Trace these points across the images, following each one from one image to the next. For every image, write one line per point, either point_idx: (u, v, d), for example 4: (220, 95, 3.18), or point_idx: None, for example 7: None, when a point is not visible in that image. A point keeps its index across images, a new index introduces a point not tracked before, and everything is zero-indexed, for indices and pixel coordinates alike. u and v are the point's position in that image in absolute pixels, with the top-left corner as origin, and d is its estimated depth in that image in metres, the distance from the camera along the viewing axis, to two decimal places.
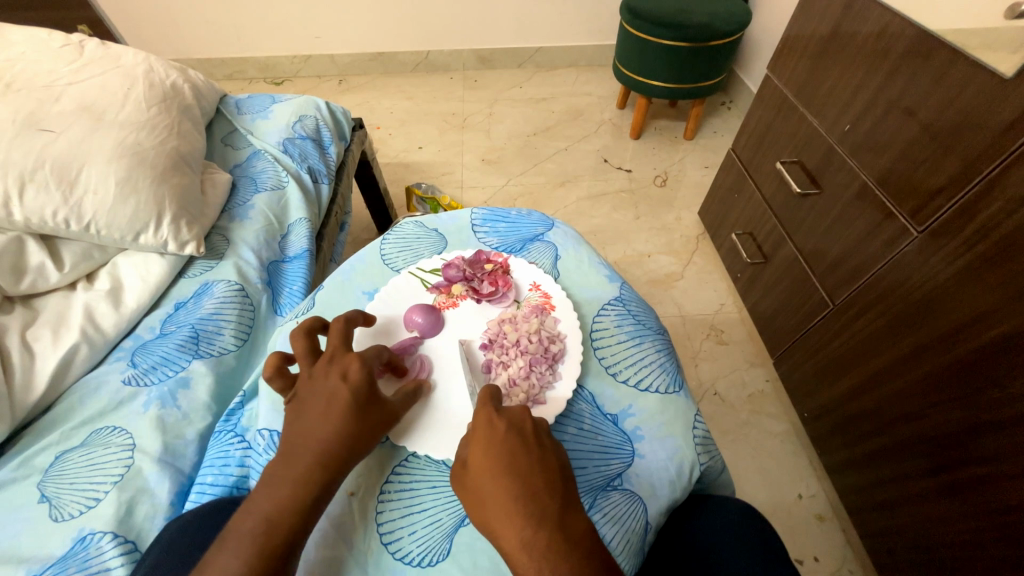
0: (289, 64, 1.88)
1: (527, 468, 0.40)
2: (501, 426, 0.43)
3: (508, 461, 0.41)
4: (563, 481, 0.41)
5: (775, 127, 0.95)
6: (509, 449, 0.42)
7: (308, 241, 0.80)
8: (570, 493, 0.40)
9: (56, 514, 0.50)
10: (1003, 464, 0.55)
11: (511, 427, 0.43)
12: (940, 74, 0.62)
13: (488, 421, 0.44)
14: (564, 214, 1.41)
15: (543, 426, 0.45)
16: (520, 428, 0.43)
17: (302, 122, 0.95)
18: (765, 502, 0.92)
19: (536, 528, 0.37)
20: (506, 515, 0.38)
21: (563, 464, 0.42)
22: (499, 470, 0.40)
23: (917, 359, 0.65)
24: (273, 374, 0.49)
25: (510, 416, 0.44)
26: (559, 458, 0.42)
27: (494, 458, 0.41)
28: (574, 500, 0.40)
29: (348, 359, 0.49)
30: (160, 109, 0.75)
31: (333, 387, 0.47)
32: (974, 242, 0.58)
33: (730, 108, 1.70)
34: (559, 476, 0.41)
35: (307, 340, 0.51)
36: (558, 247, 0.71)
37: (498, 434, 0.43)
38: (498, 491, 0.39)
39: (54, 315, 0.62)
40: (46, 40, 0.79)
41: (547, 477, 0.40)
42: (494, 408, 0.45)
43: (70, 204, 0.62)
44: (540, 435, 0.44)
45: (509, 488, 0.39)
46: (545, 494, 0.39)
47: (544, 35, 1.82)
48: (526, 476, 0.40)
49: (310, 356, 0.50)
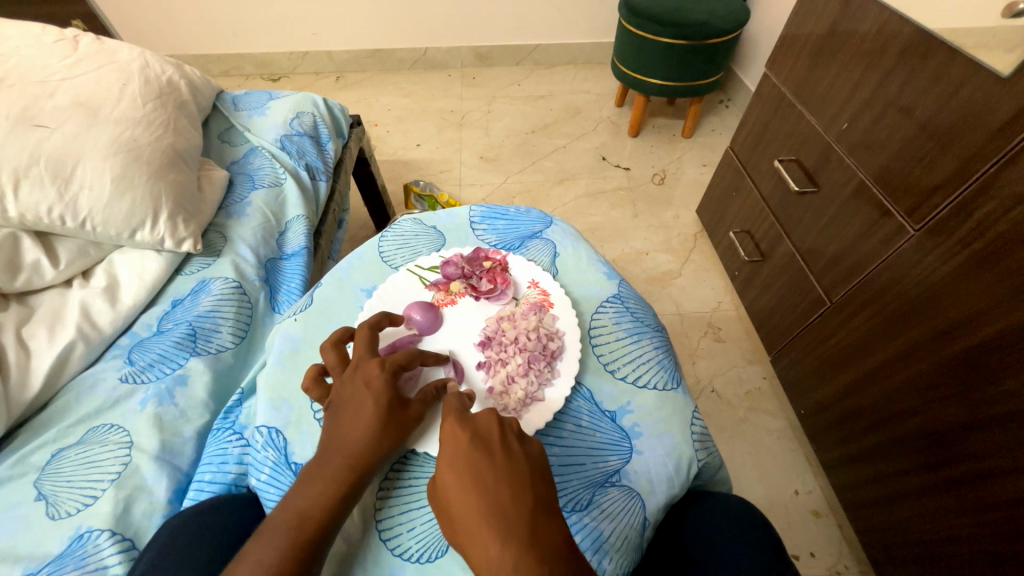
0: (286, 60, 1.87)
1: (491, 477, 0.39)
2: (464, 435, 0.42)
3: (471, 475, 0.40)
4: (533, 490, 0.39)
5: (773, 125, 0.95)
6: (473, 461, 0.40)
7: (306, 238, 0.80)
8: (542, 499, 0.39)
9: (52, 512, 0.50)
10: (997, 459, 0.56)
11: (475, 436, 0.42)
12: (937, 73, 0.62)
13: (451, 430, 0.43)
14: (562, 212, 1.41)
15: (512, 430, 0.43)
16: (485, 436, 0.42)
17: (300, 118, 0.94)
18: (762, 498, 0.92)
19: (502, 547, 0.35)
20: (474, 537, 0.37)
21: (533, 469, 0.40)
22: (465, 485, 0.39)
23: (914, 356, 0.66)
24: (312, 383, 0.50)
25: (474, 424, 0.43)
26: (529, 463, 0.41)
27: (458, 472, 0.40)
28: (546, 508, 0.38)
29: (370, 366, 0.49)
30: (156, 105, 0.75)
31: (353, 393, 0.48)
32: (969, 240, 0.58)
33: (728, 107, 1.70)
34: (529, 482, 0.39)
35: (337, 350, 0.51)
36: (556, 245, 0.71)
37: (462, 444, 0.42)
38: (467, 509, 0.38)
39: (50, 312, 0.62)
40: (40, 35, 0.78)
41: (514, 488, 0.38)
42: (457, 416, 0.44)
43: (66, 200, 0.62)
44: (505, 439, 0.42)
45: (477, 505, 0.38)
46: (512, 506, 0.37)
47: (543, 32, 1.82)
48: (493, 488, 0.38)
49: (340, 365, 0.51)
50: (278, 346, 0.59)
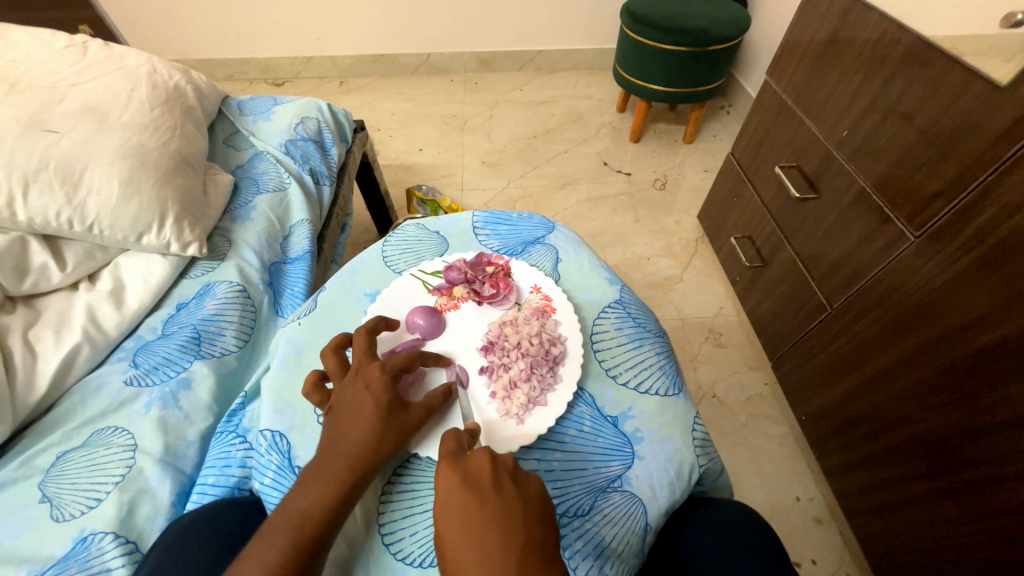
0: (290, 65, 1.88)
1: (480, 521, 0.38)
2: (456, 477, 0.41)
3: (462, 518, 0.38)
4: (524, 533, 0.37)
5: (774, 132, 0.96)
6: (463, 502, 0.39)
7: (309, 242, 0.80)
8: (534, 541, 0.37)
9: (57, 514, 0.50)
10: (999, 465, 0.56)
11: (466, 479, 0.41)
12: (937, 81, 0.62)
13: (443, 475, 0.41)
14: (563, 217, 1.42)
15: (504, 467, 0.41)
16: (476, 477, 0.41)
17: (304, 123, 0.95)
18: (763, 504, 0.92)
19: None
20: None
21: (525, 507, 0.39)
22: (456, 529, 0.38)
23: (915, 363, 0.66)
24: (312, 389, 0.50)
25: (466, 466, 0.42)
26: (521, 502, 0.39)
27: (449, 515, 0.39)
28: (538, 551, 0.37)
29: (371, 369, 0.49)
30: (163, 110, 0.76)
31: (354, 395, 0.48)
32: (970, 247, 0.59)
33: (729, 112, 1.71)
34: (521, 523, 0.38)
35: (337, 357, 0.52)
36: (558, 251, 0.71)
37: (453, 486, 0.40)
38: (458, 554, 0.37)
39: (56, 315, 0.62)
40: (49, 41, 0.79)
41: (503, 530, 0.37)
42: (450, 455, 0.43)
43: (73, 204, 0.63)
44: (497, 476, 0.41)
45: (469, 551, 0.37)
46: (502, 551, 0.36)
47: (545, 38, 1.83)
48: (482, 531, 0.37)
49: (341, 370, 0.51)
50: (283, 350, 0.60)
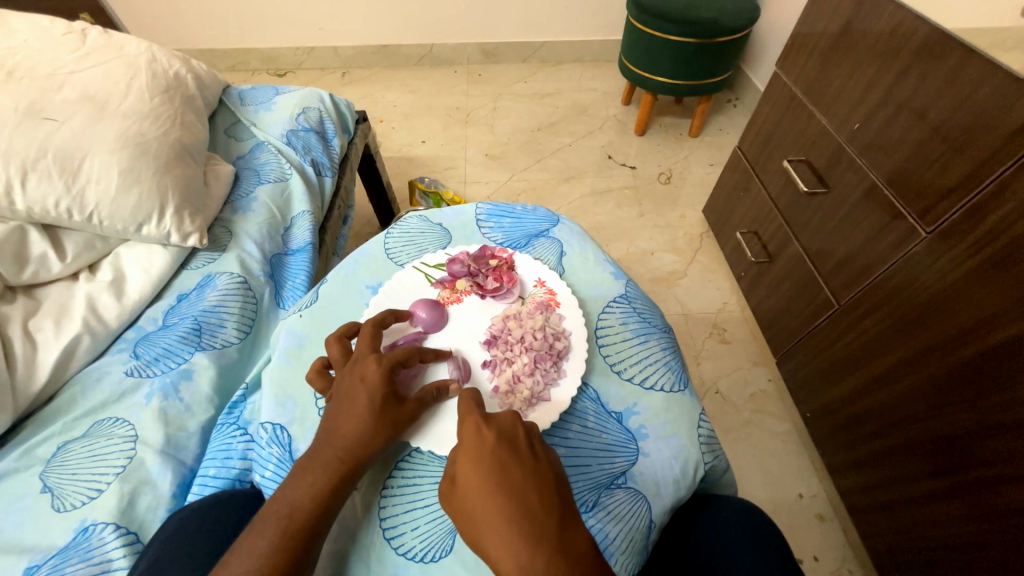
0: (292, 55, 1.86)
1: (519, 481, 0.39)
2: (490, 437, 0.42)
3: (497, 476, 0.39)
4: (559, 495, 0.39)
5: (782, 125, 0.95)
6: (499, 461, 0.40)
7: (311, 234, 0.80)
8: (568, 504, 0.39)
9: (58, 504, 0.50)
10: (1008, 466, 0.55)
11: (501, 437, 0.42)
12: (952, 73, 0.61)
13: (477, 432, 0.42)
14: (567, 211, 1.40)
15: (536, 436, 0.43)
16: (511, 438, 0.42)
17: (306, 113, 0.94)
18: (766, 501, 0.92)
19: (531, 552, 0.35)
20: (500, 541, 0.36)
21: (557, 473, 0.41)
22: (489, 486, 0.39)
23: (925, 361, 0.65)
24: (316, 375, 0.50)
25: (500, 426, 0.43)
26: (554, 468, 0.41)
27: (483, 473, 0.40)
28: (572, 512, 0.38)
29: (367, 362, 0.49)
30: (164, 99, 0.75)
31: (350, 386, 0.48)
32: (983, 244, 0.57)
33: (736, 106, 1.68)
34: (555, 486, 0.39)
35: (342, 344, 0.52)
36: (563, 244, 0.70)
37: (486, 444, 0.41)
38: (491, 512, 0.38)
39: (56, 305, 0.62)
40: (48, 28, 0.78)
41: (542, 490, 0.38)
42: (480, 415, 0.44)
43: (73, 193, 0.62)
44: (531, 443, 0.42)
45: (504, 508, 0.37)
46: (541, 510, 0.37)
47: (550, 29, 1.81)
48: (521, 490, 0.38)
49: (344, 358, 0.51)
50: (283, 343, 0.59)
